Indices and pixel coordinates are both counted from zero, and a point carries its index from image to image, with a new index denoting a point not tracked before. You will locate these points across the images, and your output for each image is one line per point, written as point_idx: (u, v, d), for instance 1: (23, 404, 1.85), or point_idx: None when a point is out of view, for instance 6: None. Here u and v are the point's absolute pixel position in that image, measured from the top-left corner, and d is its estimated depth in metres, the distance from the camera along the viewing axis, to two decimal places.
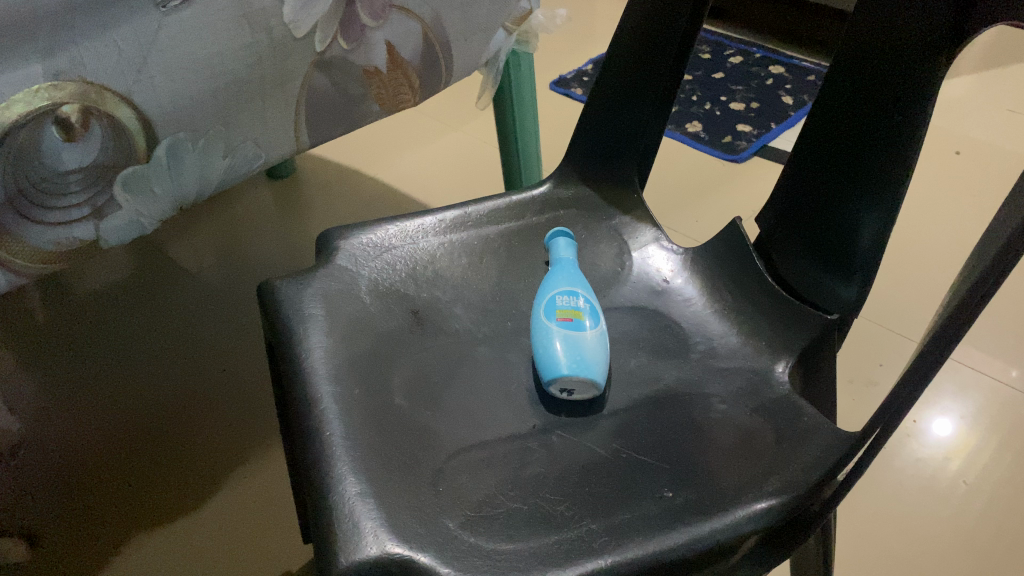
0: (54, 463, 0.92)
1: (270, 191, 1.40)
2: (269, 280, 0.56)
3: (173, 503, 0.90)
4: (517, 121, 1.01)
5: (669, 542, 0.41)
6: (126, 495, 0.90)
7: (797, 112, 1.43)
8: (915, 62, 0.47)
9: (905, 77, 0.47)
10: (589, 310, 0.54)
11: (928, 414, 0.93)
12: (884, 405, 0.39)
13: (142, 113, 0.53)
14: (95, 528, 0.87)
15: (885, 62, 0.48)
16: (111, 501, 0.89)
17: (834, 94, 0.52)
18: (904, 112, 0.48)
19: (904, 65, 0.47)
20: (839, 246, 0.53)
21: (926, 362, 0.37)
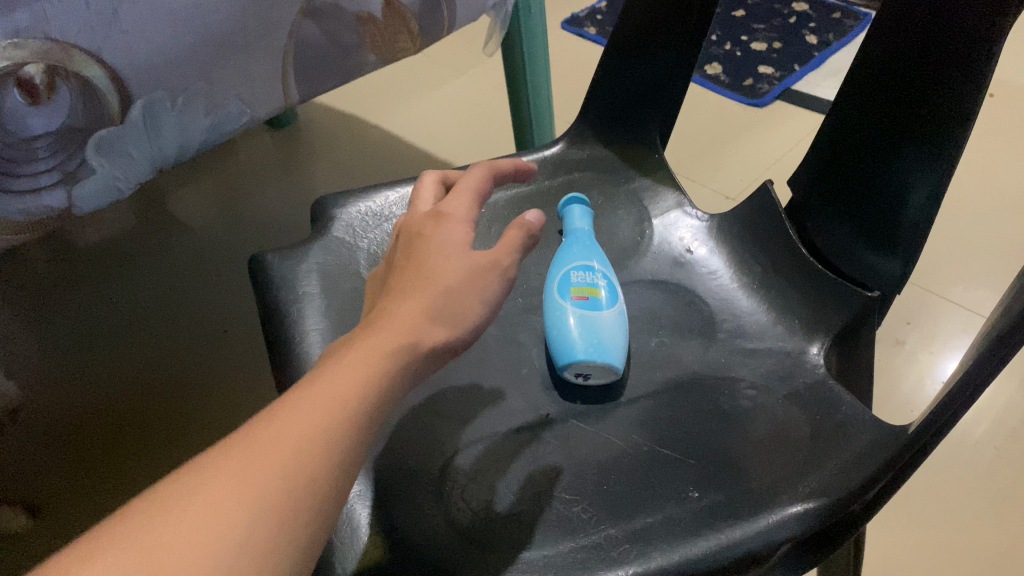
0: (57, 426, 0.89)
1: (271, 140, 1.35)
2: (260, 253, 0.52)
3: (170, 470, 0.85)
4: (526, 67, 0.95)
5: (697, 550, 0.37)
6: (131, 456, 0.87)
7: (822, 52, 1.36)
8: (975, 17, 0.41)
9: (963, 34, 0.42)
10: (607, 287, 0.50)
11: (943, 353, 0.89)
12: (939, 404, 0.35)
13: (115, 72, 0.48)
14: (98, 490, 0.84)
15: (938, 22, 0.43)
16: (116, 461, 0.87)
17: (883, 51, 0.47)
18: (961, 73, 0.42)
19: (960, 24, 0.42)
20: (884, 217, 0.48)
21: (985, 361, 0.33)
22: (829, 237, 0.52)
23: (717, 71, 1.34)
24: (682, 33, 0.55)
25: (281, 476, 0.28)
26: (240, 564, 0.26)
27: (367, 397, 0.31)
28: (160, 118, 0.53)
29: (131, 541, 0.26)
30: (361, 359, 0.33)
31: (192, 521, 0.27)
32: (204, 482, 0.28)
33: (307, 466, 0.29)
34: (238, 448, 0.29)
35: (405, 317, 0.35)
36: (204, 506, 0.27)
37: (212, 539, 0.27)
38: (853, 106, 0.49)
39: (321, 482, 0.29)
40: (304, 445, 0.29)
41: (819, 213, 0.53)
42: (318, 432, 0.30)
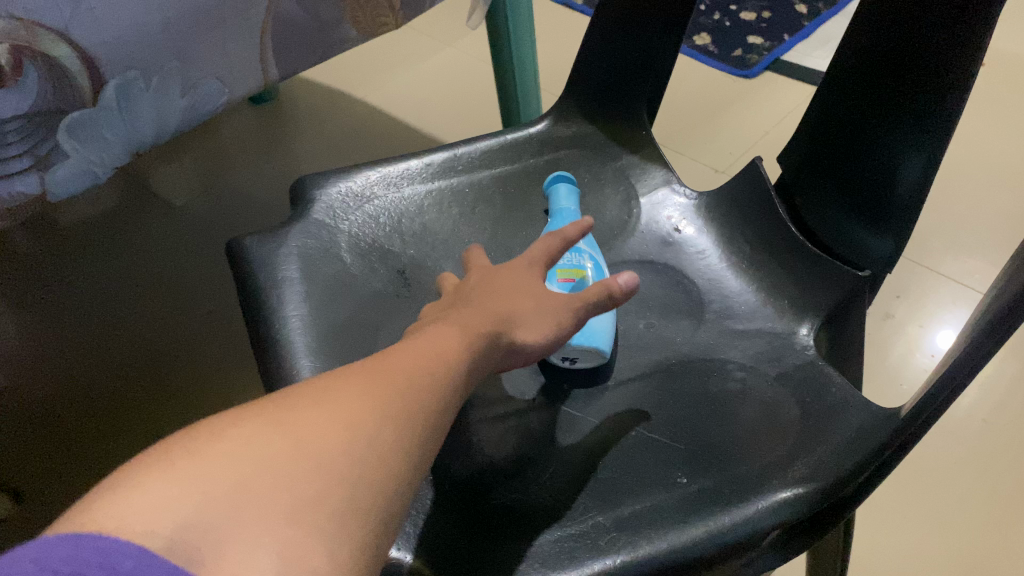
0: (43, 410, 0.88)
1: (254, 116, 1.32)
2: (239, 237, 0.51)
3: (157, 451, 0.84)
4: (512, 40, 0.93)
5: (685, 537, 0.37)
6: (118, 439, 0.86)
7: (812, 21, 1.34)
8: None
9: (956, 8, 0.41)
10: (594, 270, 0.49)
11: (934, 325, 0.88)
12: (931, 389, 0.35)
13: (84, 52, 0.46)
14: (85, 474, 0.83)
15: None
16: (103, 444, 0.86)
17: (874, 25, 0.45)
18: (954, 49, 0.41)
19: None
20: (876, 195, 0.47)
21: (976, 343, 0.32)
22: (822, 214, 0.52)
23: (706, 41, 1.32)
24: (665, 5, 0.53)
25: (383, 414, 0.30)
26: (346, 480, 0.28)
27: (461, 363, 0.35)
28: (135, 99, 0.52)
29: (249, 446, 0.27)
30: (452, 336, 0.36)
31: (302, 437, 0.28)
32: (312, 408, 0.30)
33: (403, 409, 0.31)
34: (338, 386, 0.31)
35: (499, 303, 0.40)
36: (316, 426, 0.29)
37: (326, 454, 0.28)
38: (845, 80, 0.48)
39: (418, 425, 0.31)
40: (402, 392, 0.32)
41: (812, 190, 0.52)
42: (412, 385, 0.32)
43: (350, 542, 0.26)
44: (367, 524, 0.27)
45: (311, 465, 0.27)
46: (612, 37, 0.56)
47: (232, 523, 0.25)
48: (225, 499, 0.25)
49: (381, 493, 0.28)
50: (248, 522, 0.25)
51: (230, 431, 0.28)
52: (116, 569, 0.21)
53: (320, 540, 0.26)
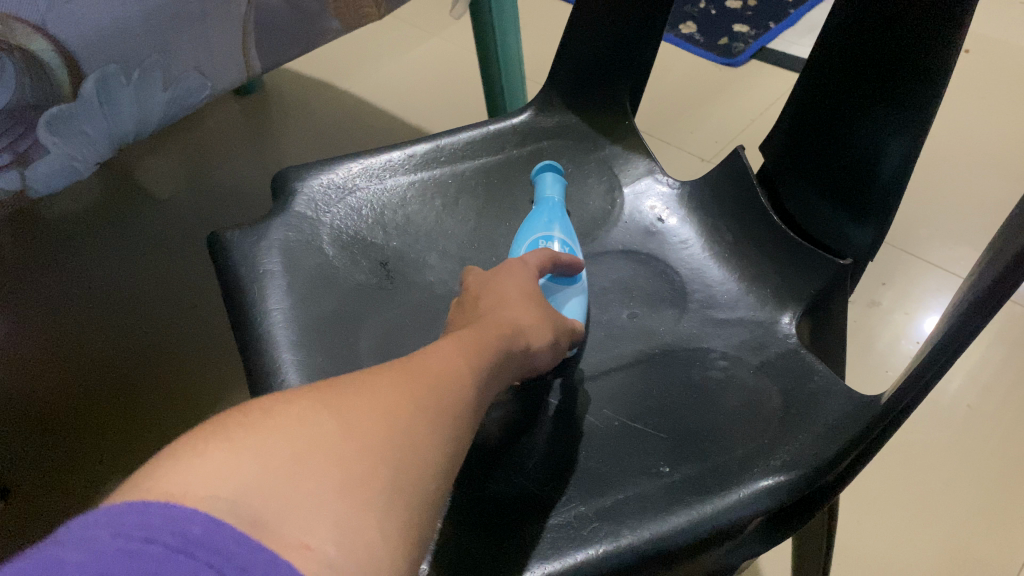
0: (29, 407, 0.88)
1: (238, 108, 1.31)
2: (221, 230, 0.50)
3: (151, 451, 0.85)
4: (497, 30, 0.93)
5: (668, 527, 0.37)
6: (106, 435, 0.86)
7: (797, 9, 1.34)
8: None
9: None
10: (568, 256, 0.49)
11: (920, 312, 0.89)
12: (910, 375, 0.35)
13: (61, 45, 0.45)
14: (74, 472, 0.83)
15: None
16: (92, 441, 0.86)
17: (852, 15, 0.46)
18: (931, 38, 0.41)
19: None
20: (859, 183, 0.47)
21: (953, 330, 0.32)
22: (803, 202, 0.52)
23: (692, 30, 1.32)
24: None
25: (423, 406, 0.30)
26: (394, 465, 0.27)
27: (489, 360, 0.36)
28: (114, 94, 0.51)
29: (300, 426, 0.27)
30: (472, 344, 0.36)
31: (348, 420, 0.28)
32: (356, 395, 0.29)
33: (441, 405, 0.31)
34: (379, 377, 0.31)
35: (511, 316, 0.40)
36: (362, 411, 0.29)
37: (373, 437, 0.28)
38: (827, 65, 0.48)
39: (455, 420, 0.31)
40: (438, 389, 0.32)
41: (794, 177, 0.52)
42: (447, 382, 0.32)
43: (401, 523, 0.26)
44: (415, 507, 0.27)
45: (360, 447, 0.27)
46: (594, 27, 0.56)
47: (292, 490, 0.24)
48: (282, 476, 0.25)
49: (427, 479, 0.28)
50: (303, 500, 0.24)
51: (279, 412, 0.27)
52: (187, 534, 0.21)
53: (372, 518, 0.25)
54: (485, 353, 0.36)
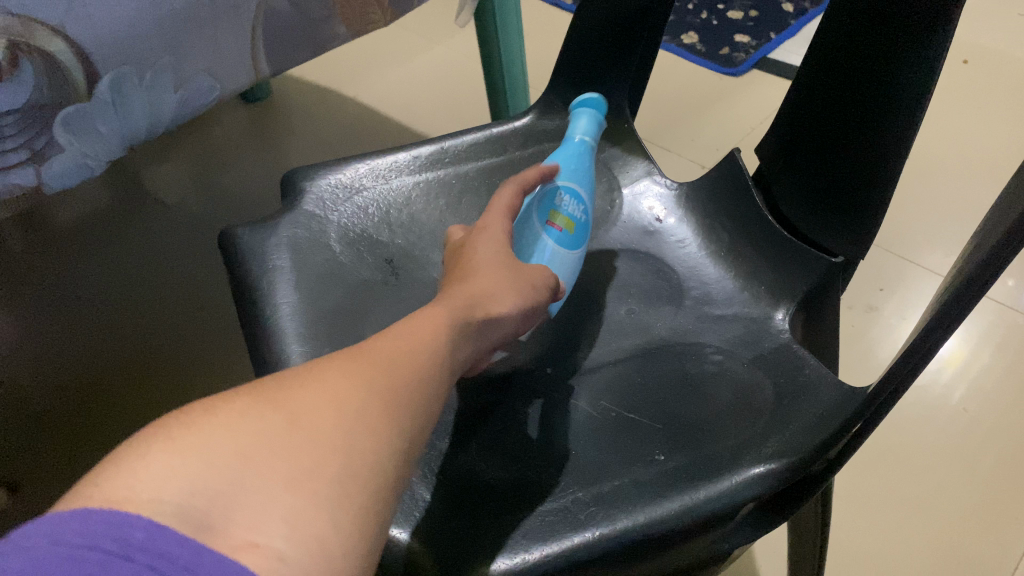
0: (37, 407, 0.89)
1: (246, 115, 1.33)
2: (231, 227, 0.52)
3: None
4: (500, 38, 0.95)
5: (661, 511, 0.38)
6: (109, 433, 0.87)
7: (798, 20, 1.36)
8: None
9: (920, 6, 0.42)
10: (580, 223, 0.50)
11: None
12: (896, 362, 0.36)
13: (77, 46, 0.47)
14: (76, 468, 0.84)
15: None
16: (96, 438, 0.87)
17: (846, 22, 0.47)
18: (919, 44, 0.43)
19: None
20: (849, 184, 0.49)
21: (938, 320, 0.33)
22: (795, 202, 0.53)
23: (694, 40, 1.33)
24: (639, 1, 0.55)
25: (375, 393, 0.31)
26: (346, 455, 0.28)
27: (449, 337, 0.36)
28: (128, 95, 0.53)
29: (244, 424, 0.27)
30: (429, 324, 0.36)
31: (295, 415, 0.28)
32: (304, 389, 0.30)
33: (394, 391, 0.31)
34: (330, 367, 0.31)
35: (468, 295, 0.40)
36: (310, 405, 0.29)
37: (324, 427, 0.28)
38: (821, 68, 0.50)
39: (410, 403, 0.31)
40: (391, 374, 0.32)
41: (787, 177, 0.54)
42: (402, 366, 0.32)
43: (354, 512, 0.27)
44: (372, 498, 0.28)
45: (307, 440, 0.28)
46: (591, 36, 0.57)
47: (237, 489, 0.25)
48: (231, 474, 0.26)
49: (382, 467, 0.29)
50: (251, 500, 0.25)
51: (222, 411, 0.28)
52: (128, 541, 0.22)
53: (323, 510, 0.26)
54: (443, 333, 0.36)
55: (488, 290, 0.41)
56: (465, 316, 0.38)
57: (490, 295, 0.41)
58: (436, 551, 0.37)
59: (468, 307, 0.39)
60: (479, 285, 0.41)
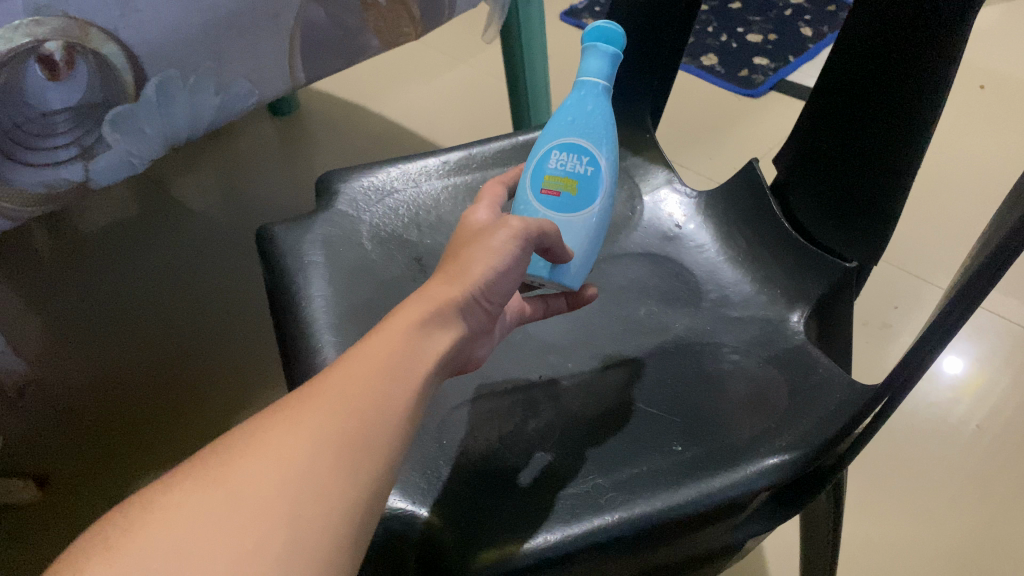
0: (65, 405, 0.92)
1: (273, 127, 1.37)
2: (268, 226, 0.55)
3: (188, 443, 0.89)
4: (525, 55, 0.97)
5: (679, 498, 0.40)
6: (133, 434, 0.90)
7: (816, 43, 1.38)
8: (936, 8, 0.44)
9: (925, 26, 0.45)
10: (586, 177, 0.46)
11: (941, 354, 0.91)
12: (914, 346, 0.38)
13: (129, 49, 0.50)
14: (101, 468, 0.87)
15: (902, 13, 0.46)
16: (121, 438, 0.89)
17: (852, 43, 0.50)
18: (927, 61, 0.45)
19: (921, 17, 0.45)
20: (861, 195, 0.51)
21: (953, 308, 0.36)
22: (806, 209, 0.55)
23: (713, 62, 1.36)
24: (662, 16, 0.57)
25: (324, 440, 0.31)
26: (292, 517, 0.29)
27: (417, 332, 0.36)
28: (173, 97, 0.55)
29: (187, 507, 0.29)
30: (387, 341, 0.35)
31: (241, 483, 0.30)
32: (250, 452, 0.31)
33: (345, 433, 0.32)
34: (282, 418, 0.32)
35: (430, 292, 0.38)
36: (255, 469, 0.30)
37: (272, 474, 0.30)
38: (831, 80, 0.52)
39: (366, 425, 0.32)
40: (343, 413, 0.32)
41: (799, 185, 0.55)
42: (356, 400, 0.33)
43: (314, 551, 0.29)
44: (332, 528, 0.30)
45: (248, 511, 0.29)
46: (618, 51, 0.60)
47: (187, 560, 0.28)
48: (181, 547, 0.28)
49: (335, 517, 0.30)
50: (198, 565, 0.28)
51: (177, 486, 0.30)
52: None
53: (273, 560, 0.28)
54: (402, 348, 0.35)
55: (451, 279, 0.39)
56: (427, 318, 0.37)
57: (454, 284, 0.38)
58: (441, 530, 0.39)
59: (430, 305, 0.37)
60: (444, 276, 0.39)
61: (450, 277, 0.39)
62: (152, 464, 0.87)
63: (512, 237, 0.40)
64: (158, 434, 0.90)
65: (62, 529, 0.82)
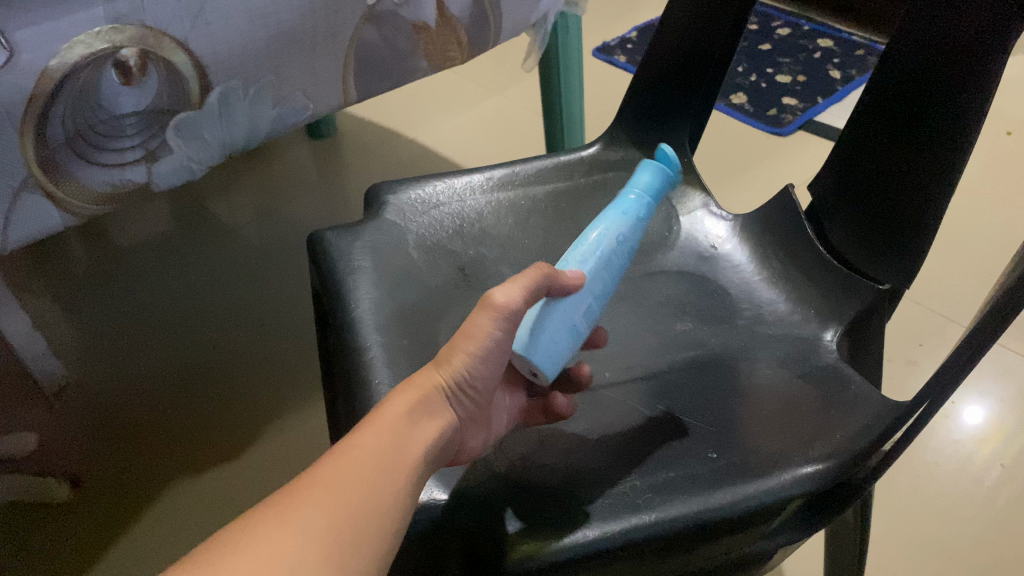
0: (97, 410, 0.91)
1: (309, 149, 1.40)
2: (319, 232, 0.57)
3: (223, 444, 0.89)
4: (562, 84, 1.00)
5: (714, 502, 0.41)
6: (167, 441, 0.89)
7: (844, 86, 1.41)
8: (969, 53, 0.47)
9: (956, 71, 0.48)
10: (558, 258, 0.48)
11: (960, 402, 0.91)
12: (954, 357, 0.40)
13: (198, 60, 0.52)
14: (132, 474, 0.85)
15: (935, 59, 0.49)
16: (155, 445, 0.88)
17: (885, 91, 0.53)
18: (958, 102, 0.48)
19: (955, 61, 0.48)
20: (892, 226, 0.53)
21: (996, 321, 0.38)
22: (843, 234, 0.57)
23: (743, 100, 1.39)
24: (699, 57, 0.63)
25: (312, 532, 0.34)
26: None
27: (405, 431, 0.39)
28: (233, 106, 0.57)
29: None
30: (373, 435, 0.38)
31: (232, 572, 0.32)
32: (242, 545, 0.33)
33: (333, 523, 0.34)
34: (267, 515, 0.34)
35: (412, 382, 0.41)
36: (249, 559, 0.32)
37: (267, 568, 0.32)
38: (870, 107, 0.54)
39: (359, 523, 0.35)
40: (332, 504, 0.35)
41: (836, 212, 0.57)
42: (343, 493, 0.35)
43: None
44: None
45: None
46: (658, 88, 0.66)
47: None
48: None
49: None
50: None
51: None
52: None
53: None
54: (389, 439, 0.38)
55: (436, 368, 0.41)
56: (408, 411, 0.39)
57: (440, 373, 0.41)
58: (478, 527, 0.41)
59: (412, 395, 0.40)
60: (427, 368, 0.41)
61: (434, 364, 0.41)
62: (184, 472, 0.86)
63: (494, 321, 0.41)
64: (192, 442, 0.89)
65: (91, 536, 0.80)
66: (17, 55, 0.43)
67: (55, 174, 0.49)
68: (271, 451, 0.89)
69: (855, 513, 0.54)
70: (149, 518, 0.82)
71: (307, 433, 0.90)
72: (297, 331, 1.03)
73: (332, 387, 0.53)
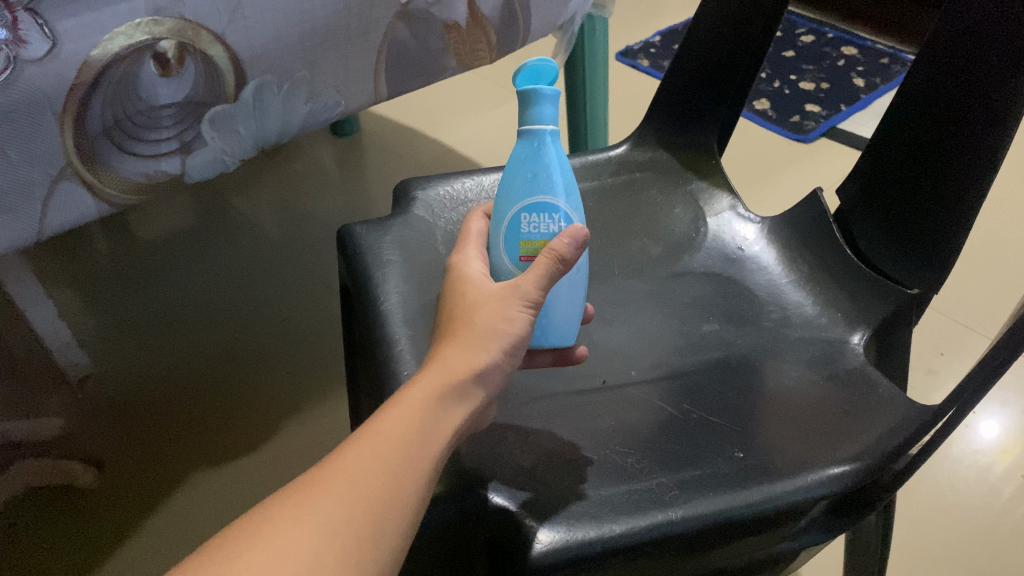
0: (115, 404, 0.91)
1: (332, 148, 1.40)
2: (349, 226, 0.58)
3: (243, 436, 0.90)
4: (587, 86, 1.00)
5: (741, 499, 0.41)
6: (184, 437, 0.89)
7: (868, 94, 1.40)
8: (994, 78, 0.48)
9: (982, 93, 0.49)
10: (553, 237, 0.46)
11: (987, 408, 0.91)
12: (986, 360, 0.39)
13: (234, 53, 0.52)
14: (154, 466, 0.86)
15: (963, 82, 0.50)
16: (171, 439, 0.89)
17: (911, 106, 0.53)
18: (987, 120, 0.48)
19: (982, 85, 0.49)
20: (920, 233, 0.53)
21: None
22: (874, 239, 0.57)
23: (766, 107, 1.39)
24: (727, 60, 0.64)
25: (336, 529, 0.33)
26: None
27: (435, 412, 0.38)
28: (267, 101, 0.57)
29: None
30: (400, 419, 0.37)
31: (250, 560, 0.32)
32: (256, 544, 0.32)
33: (359, 517, 0.34)
34: (286, 511, 0.34)
35: (446, 361, 0.39)
36: (267, 558, 0.32)
37: (285, 556, 0.32)
38: (902, 113, 0.54)
39: (382, 510, 0.34)
40: (353, 498, 0.34)
41: (865, 220, 0.58)
42: (372, 490, 0.35)
43: None
44: None
45: None
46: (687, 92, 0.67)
47: None
48: None
49: None
50: None
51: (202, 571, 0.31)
52: None
53: None
54: (420, 428, 0.37)
55: (473, 348, 0.39)
56: (440, 398, 0.38)
57: (477, 354, 0.39)
58: (503, 519, 0.41)
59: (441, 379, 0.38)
60: (459, 347, 0.39)
61: (468, 346, 0.39)
62: (199, 466, 0.86)
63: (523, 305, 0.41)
64: (211, 437, 0.89)
65: (108, 525, 0.80)
66: (60, 44, 0.44)
67: (92, 163, 0.50)
68: (289, 445, 0.89)
69: (878, 515, 0.54)
70: (165, 510, 0.82)
71: (326, 427, 0.91)
72: (317, 326, 1.03)
73: (361, 380, 0.54)
